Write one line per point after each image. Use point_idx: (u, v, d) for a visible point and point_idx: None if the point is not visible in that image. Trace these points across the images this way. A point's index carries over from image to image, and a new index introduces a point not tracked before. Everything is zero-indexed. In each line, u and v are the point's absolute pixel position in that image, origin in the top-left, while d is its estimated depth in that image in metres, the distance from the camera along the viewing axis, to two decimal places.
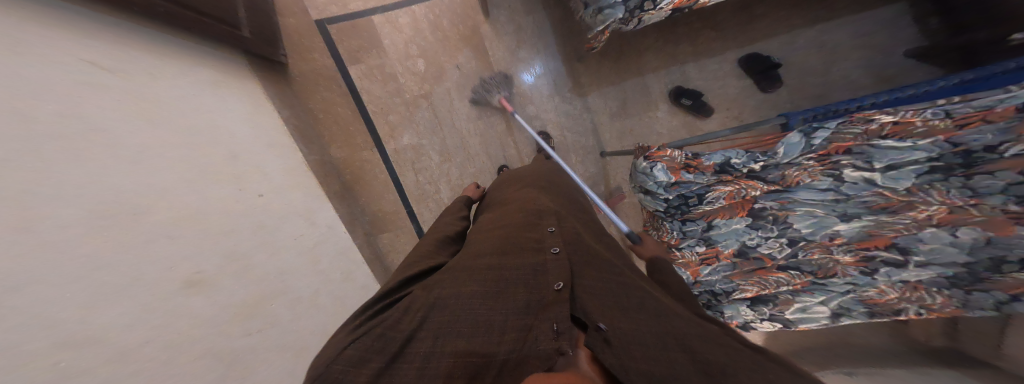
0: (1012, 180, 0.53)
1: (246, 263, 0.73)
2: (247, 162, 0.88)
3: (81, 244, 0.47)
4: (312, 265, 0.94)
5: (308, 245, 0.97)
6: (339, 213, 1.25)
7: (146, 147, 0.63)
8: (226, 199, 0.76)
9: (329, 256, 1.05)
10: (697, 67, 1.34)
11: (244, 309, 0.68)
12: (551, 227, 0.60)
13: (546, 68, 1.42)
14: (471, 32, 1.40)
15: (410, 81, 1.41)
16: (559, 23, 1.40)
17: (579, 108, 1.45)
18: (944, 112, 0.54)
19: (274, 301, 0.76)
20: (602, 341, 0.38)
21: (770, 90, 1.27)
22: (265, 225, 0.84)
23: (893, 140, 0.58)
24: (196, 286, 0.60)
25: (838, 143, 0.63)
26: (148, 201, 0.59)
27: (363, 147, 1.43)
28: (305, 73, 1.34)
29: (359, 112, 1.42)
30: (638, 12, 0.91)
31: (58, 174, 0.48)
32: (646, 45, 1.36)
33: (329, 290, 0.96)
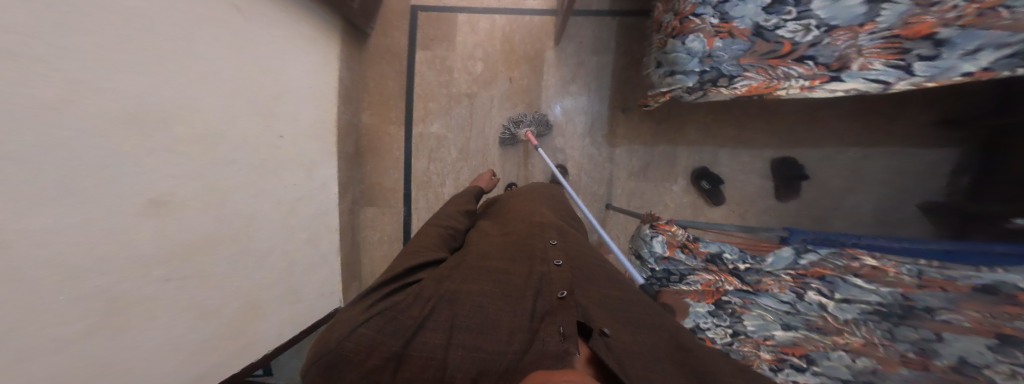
0: (929, 337, 0.51)
1: (223, 198, 0.73)
2: (287, 105, 0.95)
3: (100, 135, 0.49)
4: (286, 218, 0.97)
5: (293, 197, 1.00)
6: (340, 175, 1.30)
7: (220, 70, 0.71)
8: (249, 132, 0.80)
9: (305, 216, 1.08)
10: (729, 154, 1.36)
11: (187, 248, 0.65)
12: (552, 240, 0.60)
13: (586, 109, 1.45)
14: (536, 54, 1.47)
15: (462, 78, 1.47)
16: (618, 71, 1.42)
17: (604, 156, 1.45)
18: (919, 272, 0.63)
19: (219, 248, 0.73)
20: (606, 346, 0.37)
21: (784, 199, 1.30)
22: (266, 165, 0.87)
23: (863, 279, 0.65)
24: (157, 209, 0.58)
25: (818, 268, 0.75)
26: (178, 111, 0.61)
27: (392, 121, 1.47)
28: (381, 47, 1.45)
29: (407, 92, 1.47)
30: (710, 86, 0.92)
31: (112, 71, 0.51)
32: (694, 116, 1.37)
33: (286, 248, 0.97)
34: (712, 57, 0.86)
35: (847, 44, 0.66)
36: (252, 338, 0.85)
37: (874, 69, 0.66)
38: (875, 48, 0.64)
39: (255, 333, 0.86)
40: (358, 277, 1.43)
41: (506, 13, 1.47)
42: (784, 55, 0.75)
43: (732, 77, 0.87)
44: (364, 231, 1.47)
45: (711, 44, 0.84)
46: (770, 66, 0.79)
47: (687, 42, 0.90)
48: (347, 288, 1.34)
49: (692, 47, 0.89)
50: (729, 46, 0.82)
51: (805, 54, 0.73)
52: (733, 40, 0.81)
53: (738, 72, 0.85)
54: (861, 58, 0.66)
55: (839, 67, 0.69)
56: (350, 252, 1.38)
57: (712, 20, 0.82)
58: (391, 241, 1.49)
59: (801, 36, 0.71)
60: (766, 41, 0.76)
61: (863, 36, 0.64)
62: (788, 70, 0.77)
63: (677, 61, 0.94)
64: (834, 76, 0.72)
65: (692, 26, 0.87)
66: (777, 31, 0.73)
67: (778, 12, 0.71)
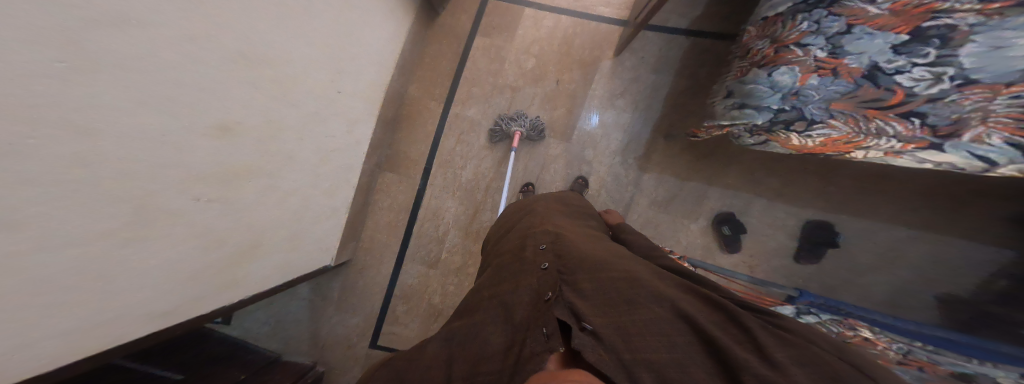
0: None
1: (273, 138, 0.77)
2: (355, 67, 1.02)
3: (212, 67, 0.54)
4: (318, 164, 1.01)
5: (329, 147, 1.05)
6: (372, 137, 1.34)
7: (307, 19, 0.75)
8: (314, 82, 0.85)
9: (337, 165, 1.15)
10: (762, 206, 1.30)
11: (234, 172, 0.70)
12: (540, 245, 0.61)
13: (628, 129, 1.43)
14: (591, 63, 1.46)
15: (512, 71, 1.48)
16: (671, 97, 1.39)
17: (630, 178, 1.42)
18: (905, 352, 0.78)
19: (254, 179, 0.77)
20: (590, 340, 0.40)
21: (801, 261, 1.25)
22: (316, 114, 0.91)
23: (853, 344, 0.79)
24: (223, 133, 0.62)
25: (813, 327, 0.87)
26: (258, 44, 0.63)
27: (434, 98, 1.50)
28: (445, 26, 1.50)
29: (456, 73, 1.49)
30: (782, 127, 0.89)
31: (235, 10, 0.56)
32: (744, 159, 1.31)
33: (306, 193, 1.02)
34: (800, 95, 0.81)
35: (974, 106, 0.63)
36: (239, 279, 0.87)
37: (988, 145, 0.65)
38: (1005, 117, 0.61)
39: (244, 270, 0.88)
40: (355, 239, 1.49)
41: (573, 17, 1.47)
42: (889, 106, 0.71)
43: (813, 122, 0.83)
44: (376, 195, 1.52)
45: (806, 80, 0.78)
46: (865, 117, 0.75)
47: (775, 75, 0.83)
48: (344, 247, 1.41)
49: (779, 80, 0.82)
50: (825, 84, 0.76)
51: (914, 110, 0.69)
52: (834, 79, 0.75)
53: (823, 117, 0.81)
54: (981, 126, 0.64)
55: (947, 134, 0.68)
56: (359, 211, 1.45)
57: (819, 54, 0.74)
58: (396, 210, 1.52)
59: (924, 86, 0.66)
60: (877, 87, 0.70)
61: (1000, 98, 0.60)
62: (885, 125, 0.74)
63: (753, 93, 0.90)
64: (935, 143, 0.70)
65: (789, 57, 0.79)
66: (897, 76, 0.67)
67: (912, 53, 0.64)
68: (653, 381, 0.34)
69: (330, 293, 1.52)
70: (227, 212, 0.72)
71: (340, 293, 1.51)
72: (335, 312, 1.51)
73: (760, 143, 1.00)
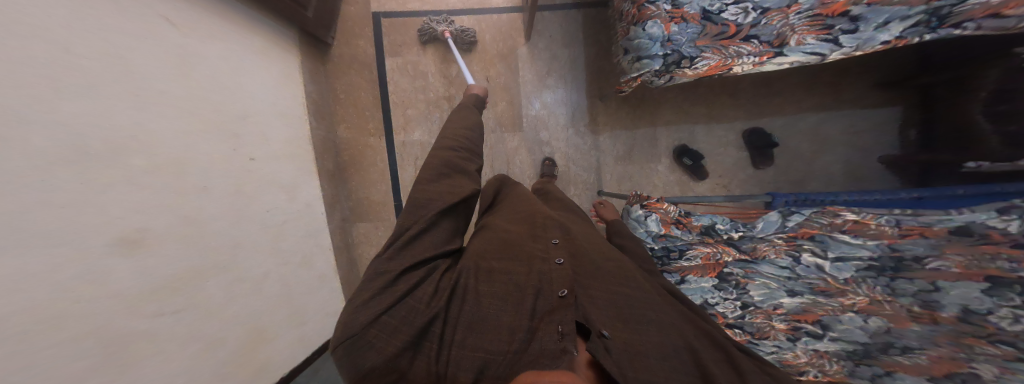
0: (925, 288, 0.59)
1: (202, 229, 0.69)
2: (251, 124, 0.90)
3: (41, 178, 0.45)
4: (274, 243, 0.92)
5: (277, 221, 0.96)
6: (326, 194, 1.28)
7: (173, 95, 0.67)
8: (216, 158, 0.76)
9: (294, 237, 1.03)
10: (705, 130, 1.40)
11: (175, 283, 0.63)
12: (555, 240, 0.61)
13: (568, 101, 1.46)
14: (509, 51, 1.47)
15: (437, 82, 1.46)
16: (590, 61, 1.44)
17: (589, 145, 1.47)
18: (895, 222, 0.71)
19: (212, 275, 0.71)
20: (603, 348, 0.41)
21: (761, 167, 1.34)
22: (242, 188, 0.82)
23: (850, 235, 0.74)
24: (130, 246, 0.56)
25: (806, 228, 0.82)
26: (123, 140, 0.56)
27: (371, 133, 1.45)
28: (346, 59, 1.42)
29: (382, 102, 1.45)
30: (675, 69, 0.91)
31: (41, 104, 0.46)
32: (667, 97, 1.41)
33: (285, 272, 0.96)
34: (671, 41, 0.87)
35: (781, 24, 0.78)
36: (263, 363, 0.83)
37: (809, 44, 0.78)
38: (805, 25, 0.76)
39: (261, 360, 0.83)
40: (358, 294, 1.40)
41: (473, 13, 1.46)
42: (732, 36, 0.83)
43: (692, 59, 0.88)
44: (359, 248, 1.46)
45: (669, 28, 0.85)
46: (722, 47, 0.84)
47: (647, 28, 0.88)
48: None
49: (652, 33, 0.88)
50: (684, 30, 0.85)
51: (749, 33, 0.81)
52: (687, 24, 0.85)
53: (696, 53, 0.87)
54: (796, 35, 0.78)
55: (779, 44, 0.80)
56: (349, 271, 1.37)
57: (665, 7, 0.85)
58: None
59: (743, 17, 0.80)
60: (716, 24, 0.82)
61: (793, 16, 0.76)
62: (738, 48, 0.83)
63: (640, 46, 0.91)
64: (778, 52, 0.81)
65: (649, 13, 0.86)
66: (722, 15, 0.81)
67: None
68: None
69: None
70: (200, 317, 0.67)
71: None
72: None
73: (669, 80, 0.97)
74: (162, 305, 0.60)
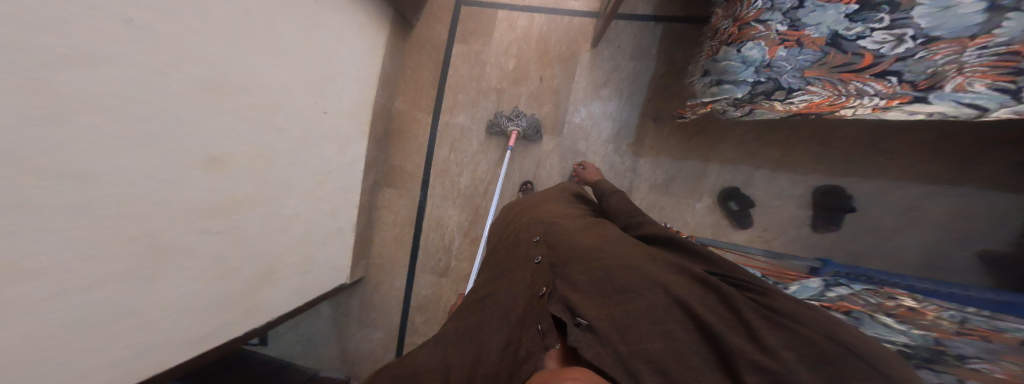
0: (952, 383, 0.53)
1: (268, 160, 0.78)
2: (337, 86, 1.02)
3: (188, 105, 0.54)
4: (315, 188, 1.02)
5: (324, 170, 1.05)
6: (367, 155, 1.35)
7: (284, 49, 0.75)
8: (298, 106, 0.84)
9: (335, 187, 1.15)
10: (767, 176, 1.28)
11: (229, 205, 0.70)
12: (534, 237, 0.61)
13: (618, 116, 1.42)
14: (571, 56, 1.45)
15: (494, 73, 1.48)
16: (656, 80, 1.38)
17: (626, 164, 1.42)
18: (961, 318, 0.65)
19: (256, 207, 0.78)
20: (586, 336, 0.39)
21: (820, 231, 1.22)
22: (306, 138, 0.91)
23: (896, 319, 0.68)
24: (217, 166, 0.64)
25: (846, 302, 0.77)
26: (245, 82, 0.66)
27: (422, 109, 1.50)
28: (421, 37, 1.50)
29: (439, 81, 1.50)
30: (762, 98, 0.87)
31: (210, 46, 0.56)
32: (732, 133, 1.31)
33: (308, 217, 1.02)
34: (772, 66, 0.80)
35: (945, 60, 0.62)
36: (257, 304, 0.90)
37: (973, 91, 0.64)
38: (980, 66, 0.60)
39: (262, 296, 0.91)
40: (365, 256, 1.50)
41: (547, 13, 1.46)
42: (862, 69, 0.70)
43: (791, 90, 0.82)
44: (379, 212, 1.52)
45: (774, 53, 0.78)
46: (841, 81, 0.74)
47: (744, 50, 0.82)
48: (355, 266, 1.43)
49: (748, 55, 0.81)
50: (795, 56, 0.76)
51: (889, 68, 0.68)
52: (801, 50, 0.75)
53: (800, 85, 0.80)
54: (959, 77, 0.63)
55: (926, 87, 0.67)
56: (365, 229, 1.46)
57: (778, 27, 0.75)
58: (401, 224, 1.52)
59: (890, 47, 0.65)
60: (842, 52, 0.70)
61: (970, 50, 0.59)
62: (862, 86, 0.73)
63: (728, 69, 0.87)
64: (918, 97, 0.69)
65: (752, 33, 0.78)
66: (859, 41, 0.68)
67: (866, 19, 0.65)
68: (651, 374, 0.33)
69: (351, 310, 1.53)
70: (231, 242, 0.73)
71: (360, 310, 1.53)
72: (359, 327, 1.53)
73: (748, 114, 0.95)
74: (211, 220, 0.67)
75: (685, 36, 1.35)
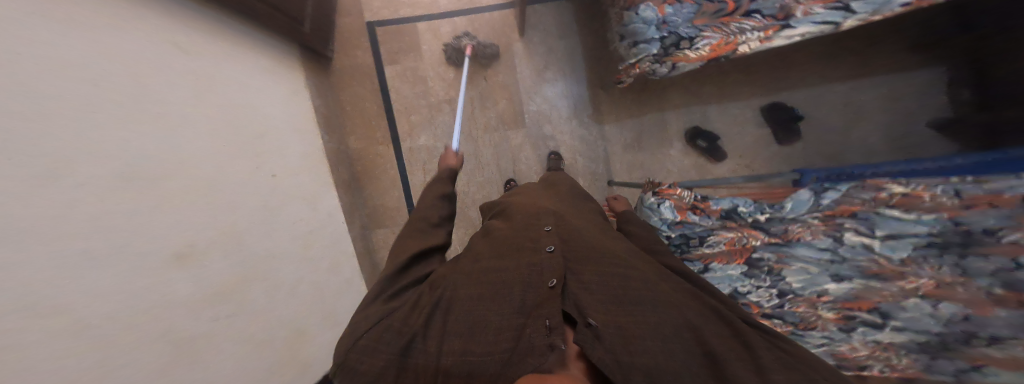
0: (1007, 266, 0.45)
1: (241, 239, 0.72)
2: (273, 143, 0.92)
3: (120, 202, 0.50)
4: (305, 251, 0.95)
5: (305, 231, 0.98)
6: (342, 203, 1.29)
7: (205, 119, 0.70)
8: (244, 173, 0.78)
9: (322, 246, 1.05)
10: (717, 110, 1.33)
11: (222, 288, 0.65)
12: (547, 227, 0.59)
13: (571, 93, 1.43)
14: (505, 48, 1.44)
15: (438, 86, 1.46)
16: (588, 51, 1.41)
17: (595, 135, 1.43)
18: (956, 190, 0.51)
19: (253, 285, 0.73)
20: (593, 338, 0.38)
21: (786, 143, 1.27)
22: (270, 206, 0.84)
23: (900, 210, 0.56)
24: (182, 260, 0.58)
25: (845, 205, 0.63)
26: (174, 163, 0.60)
27: (380, 141, 1.47)
28: (346, 67, 1.45)
29: (386, 109, 1.47)
30: (673, 51, 0.88)
31: (113, 132, 0.51)
32: (670, 82, 1.36)
33: (314, 278, 0.96)
34: (666, 23, 0.86)
35: None
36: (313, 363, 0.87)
37: (817, 14, 0.70)
38: None
39: (307, 356, 0.85)
40: None
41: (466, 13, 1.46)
42: (731, 12, 0.77)
43: (692, 39, 0.84)
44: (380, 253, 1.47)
45: (662, 10, 0.85)
46: (722, 24, 0.80)
47: (640, 12, 0.88)
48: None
49: (646, 16, 0.88)
50: (678, 11, 0.83)
51: (749, 8, 0.76)
52: (682, 4, 0.82)
53: (695, 33, 0.83)
54: (801, 5, 0.71)
55: (784, 16, 0.73)
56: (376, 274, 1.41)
57: None
58: None
59: None
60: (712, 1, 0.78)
61: None
62: (740, 24, 0.78)
63: (637, 31, 0.91)
64: (783, 24, 0.74)
65: None
66: None
67: None
68: None
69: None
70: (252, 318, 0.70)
71: None
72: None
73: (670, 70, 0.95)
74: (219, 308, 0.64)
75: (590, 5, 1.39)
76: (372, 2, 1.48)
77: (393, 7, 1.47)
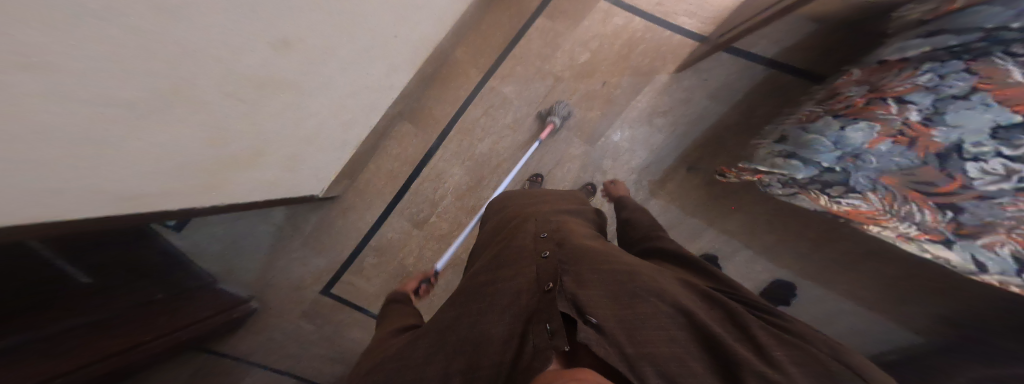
0: None
1: (320, 60, 0.81)
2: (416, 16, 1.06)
3: None
4: (342, 100, 1.00)
5: (366, 84, 1.07)
6: (404, 88, 1.37)
7: None
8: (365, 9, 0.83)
9: (356, 105, 1.10)
10: (748, 259, 1.35)
11: (253, 83, 0.68)
12: (543, 234, 0.64)
13: (653, 150, 1.42)
14: (647, 74, 1.43)
15: (563, 60, 1.45)
16: (717, 126, 1.37)
17: (637, 198, 1.42)
18: None
19: (280, 93, 0.77)
20: (594, 332, 0.40)
21: None
22: (357, 44, 0.89)
23: None
24: (285, 47, 0.69)
25: None
26: None
27: (478, 65, 1.48)
28: None
29: (507, 45, 1.47)
30: (818, 188, 0.94)
31: None
32: (748, 207, 1.33)
33: (323, 119, 0.99)
34: (857, 158, 0.81)
35: (1013, 211, 0.65)
36: (223, 183, 0.86)
37: (999, 252, 0.72)
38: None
39: (229, 177, 0.85)
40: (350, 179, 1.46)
41: (647, 20, 1.41)
42: (938, 192, 0.70)
43: (849, 191, 0.87)
44: (387, 142, 1.47)
45: (874, 144, 0.77)
46: (904, 197, 0.77)
47: (846, 130, 0.81)
48: (337, 182, 1.40)
49: (847, 135, 0.81)
50: (890, 153, 0.74)
51: (960, 202, 0.69)
52: (907, 149, 0.71)
53: (867, 187, 0.83)
54: (1000, 234, 0.70)
55: (967, 233, 0.73)
56: (366, 152, 1.43)
57: (912, 115, 0.69)
58: (402, 161, 1.48)
59: (986, 181, 0.64)
60: (942, 169, 0.68)
61: None
62: (915, 211, 0.77)
63: (807, 146, 0.91)
64: (948, 238, 0.77)
65: (875, 111, 0.76)
66: (971, 163, 0.64)
67: (1005, 140, 0.59)
68: (657, 375, 0.34)
69: (303, 225, 1.44)
70: (250, 113, 0.73)
71: (312, 230, 1.46)
72: (301, 246, 1.46)
73: (789, 195, 1.05)
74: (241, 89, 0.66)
75: (774, 108, 1.31)
76: None
77: None
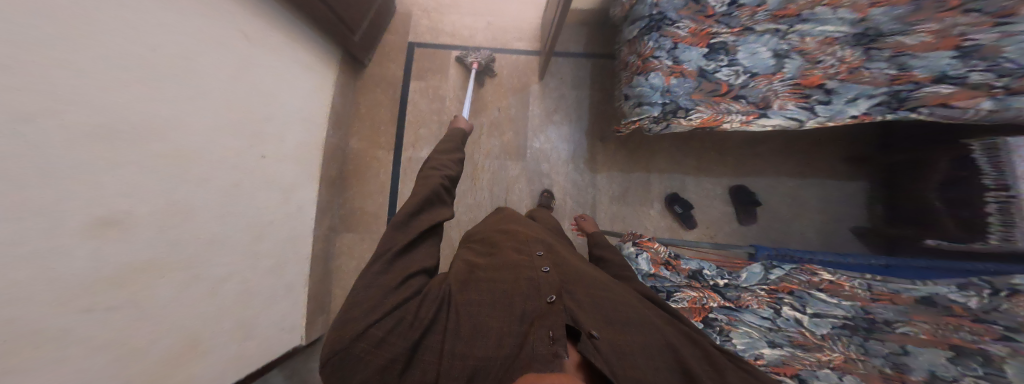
0: (896, 351, 0.67)
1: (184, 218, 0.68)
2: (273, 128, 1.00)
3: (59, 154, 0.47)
4: (253, 247, 0.92)
5: (263, 220, 0.96)
6: (319, 198, 1.30)
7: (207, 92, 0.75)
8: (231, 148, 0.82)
9: (278, 241, 1.04)
10: (696, 181, 1.48)
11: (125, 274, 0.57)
12: (539, 251, 0.66)
13: (571, 139, 1.54)
14: (522, 86, 1.59)
15: (452, 106, 1.56)
16: (594, 104, 1.56)
17: (586, 183, 1.50)
18: (869, 286, 0.82)
19: (172, 273, 0.66)
20: (593, 348, 0.47)
21: (746, 223, 1.41)
22: (239, 188, 0.85)
23: (827, 294, 0.83)
24: (105, 227, 0.53)
25: (787, 283, 0.90)
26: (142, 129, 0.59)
27: (381, 146, 1.51)
28: (375, 77, 1.57)
29: (399, 118, 1.53)
30: (671, 117, 0.99)
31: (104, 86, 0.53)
32: (662, 146, 1.50)
33: (249, 278, 0.90)
34: (670, 92, 0.97)
35: (767, 88, 0.89)
36: None
37: (790, 109, 0.88)
38: (786, 92, 0.87)
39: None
40: (324, 310, 1.33)
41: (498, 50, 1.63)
42: (724, 93, 0.93)
43: (687, 110, 0.96)
44: (337, 260, 1.40)
45: (669, 80, 0.96)
46: (715, 102, 0.94)
47: (649, 79, 0.98)
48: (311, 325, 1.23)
49: (654, 83, 0.98)
50: (682, 85, 0.95)
51: (738, 93, 0.92)
52: (684, 79, 0.95)
53: (691, 106, 0.95)
54: (779, 99, 0.88)
55: (763, 106, 0.90)
56: (320, 283, 1.30)
57: (667, 62, 0.96)
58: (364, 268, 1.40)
59: (735, 79, 0.91)
60: (710, 81, 0.93)
61: (777, 83, 0.88)
62: (728, 106, 0.93)
63: (642, 93, 1.01)
64: (761, 114, 0.90)
65: (653, 66, 0.98)
66: (716, 74, 0.92)
67: (716, 59, 0.92)
68: None
69: (312, 375, 1.27)
70: (139, 317, 0.60)
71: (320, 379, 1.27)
72: None
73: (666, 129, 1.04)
74: (83, 297, 0.51)
75: None
76: (419, 27, 1.65)
77: (434, 33, 1.65)
